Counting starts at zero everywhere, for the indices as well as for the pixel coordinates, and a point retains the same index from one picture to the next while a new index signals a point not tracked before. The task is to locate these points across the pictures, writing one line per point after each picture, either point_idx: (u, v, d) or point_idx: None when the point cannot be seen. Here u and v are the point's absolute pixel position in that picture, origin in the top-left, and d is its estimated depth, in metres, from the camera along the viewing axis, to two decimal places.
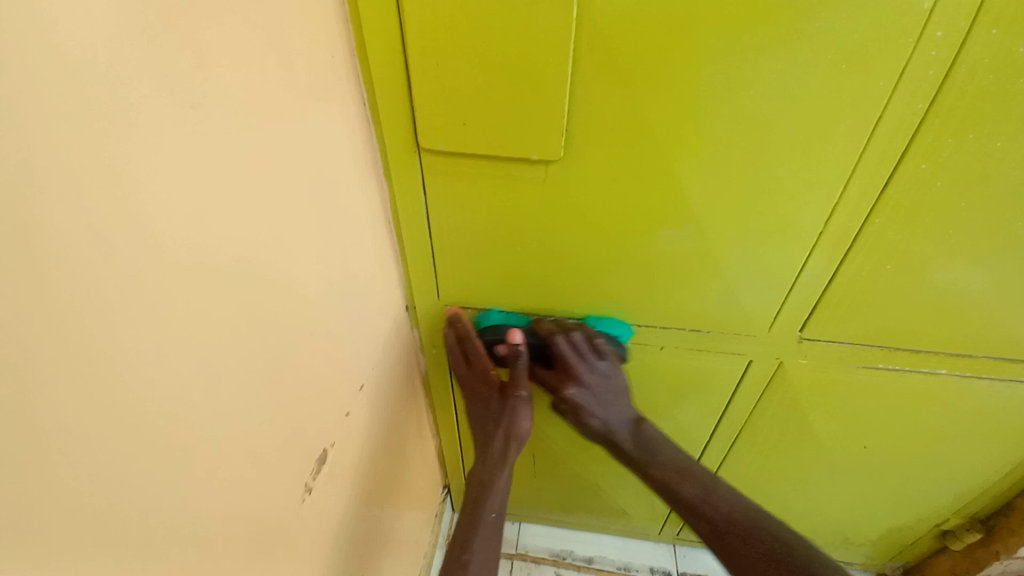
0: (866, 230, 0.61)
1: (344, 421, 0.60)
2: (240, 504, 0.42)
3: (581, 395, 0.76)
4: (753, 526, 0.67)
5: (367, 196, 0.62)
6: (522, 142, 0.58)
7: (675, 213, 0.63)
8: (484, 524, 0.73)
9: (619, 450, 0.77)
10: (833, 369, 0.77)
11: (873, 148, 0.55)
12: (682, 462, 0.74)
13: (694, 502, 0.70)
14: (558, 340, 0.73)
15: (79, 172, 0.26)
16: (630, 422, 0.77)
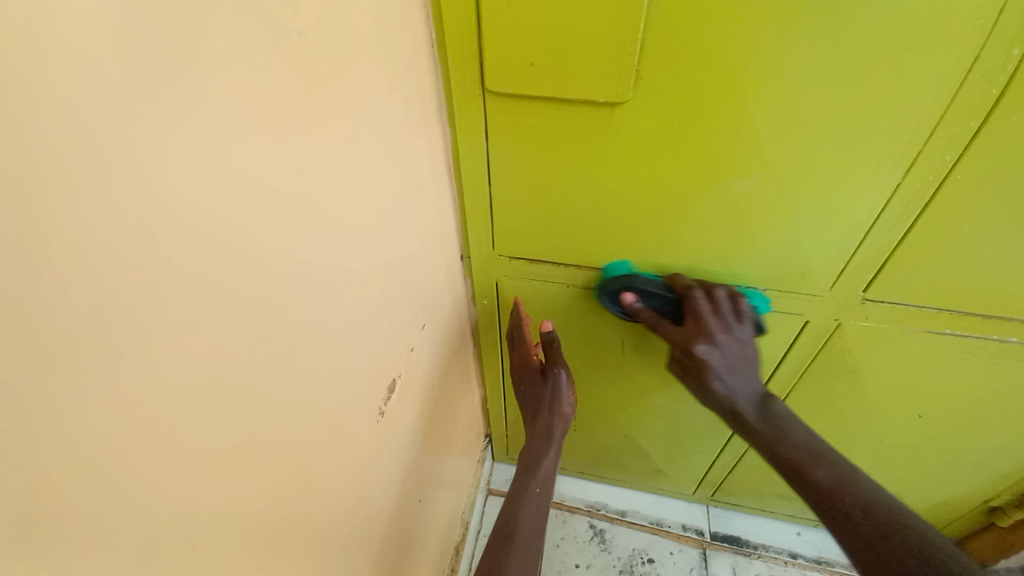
0: (945, 187, 0.57)
1: (409, 356, 0.69)
2: (310, 437, 0.46)
3: (716, 358, 0.71)
4: (895, 522, 0.57)
5: (430, 145, 0.62)
6: (590, 86, 0.55)
7: (744, 161, 0.59)
8: (527, 499, 0.82)
9: (739, 421, 0.72)
10: (894, 333, 0.74)
11: (967, 94, 0.51)
12: (818, 447, 0.67)
13: (830, 491, 0.62)
14: (697, 293, 0.69)
15: (187, 122, 0.28)
16: (757, 396, 0.73)
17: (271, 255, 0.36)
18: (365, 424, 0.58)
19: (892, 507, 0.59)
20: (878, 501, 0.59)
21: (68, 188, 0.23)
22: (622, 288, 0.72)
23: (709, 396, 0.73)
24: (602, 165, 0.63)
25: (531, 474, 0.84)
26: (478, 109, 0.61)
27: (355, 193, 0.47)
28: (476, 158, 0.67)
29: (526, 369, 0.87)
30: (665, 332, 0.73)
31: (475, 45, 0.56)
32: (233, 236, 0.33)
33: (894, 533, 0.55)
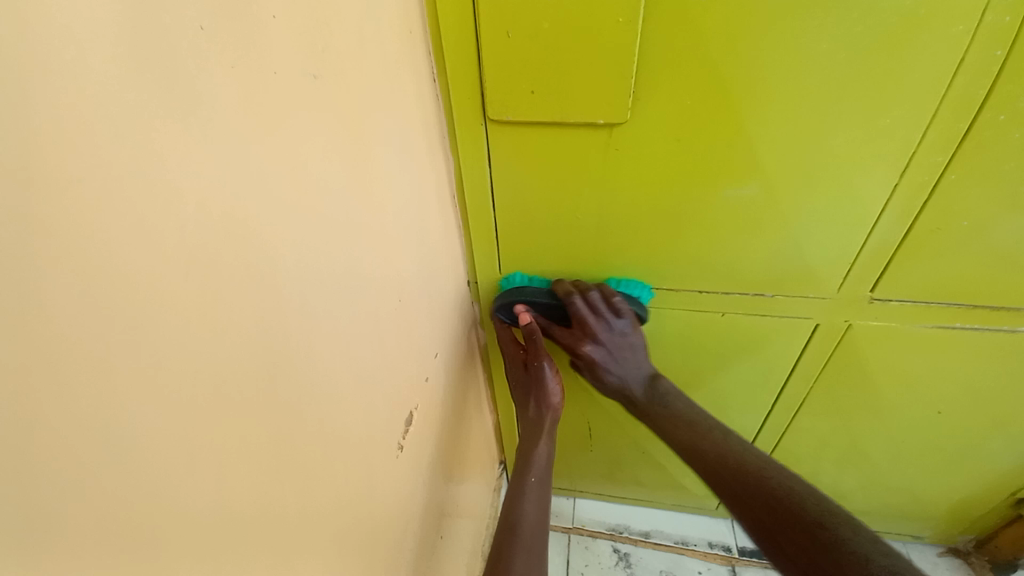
0: (940, 185, 0.59)
1: (424, 385, 0.69)
2: (335, 477, 0.46)
3: (598, 353, 0.74)
4: (760, 476, 0.63)
5: (435, 173, 0.64)
6: (589, 108, 0.57)
7: (744, 168, 0.60)
8: (524, 490, 0.78)
9: (634, 406, 0.77)
10: (905, 331, 0.74)
11: (953, 96, 0.52)
12: (693, 415, 0.73)
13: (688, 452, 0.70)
14: (575, 300, 0.71)
15: (217, 171, 0.29)
16: (646, 377, 0.76)
17: (297, 292, 0.37)
18: (385, 456, 0.57)
19: (766, 464, 0.65)
20: (750, 460, 0.65)
21: (119, 231, 0.23)
22: (515, 301, 0.75)
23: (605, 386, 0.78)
24: (602, 179, 0.64)
25: (527, 465, 0.80)
26: (480, 138, 0.63)
27: (367, 225, 0.48)
28: (480, 185, 0.68)
29: (514, 366, 0.83)
30: (555, 335, 0.77)
31: (475, 77, 0.58)
32: (261, 272, 0.33)
33: (762, 485, 0.62)
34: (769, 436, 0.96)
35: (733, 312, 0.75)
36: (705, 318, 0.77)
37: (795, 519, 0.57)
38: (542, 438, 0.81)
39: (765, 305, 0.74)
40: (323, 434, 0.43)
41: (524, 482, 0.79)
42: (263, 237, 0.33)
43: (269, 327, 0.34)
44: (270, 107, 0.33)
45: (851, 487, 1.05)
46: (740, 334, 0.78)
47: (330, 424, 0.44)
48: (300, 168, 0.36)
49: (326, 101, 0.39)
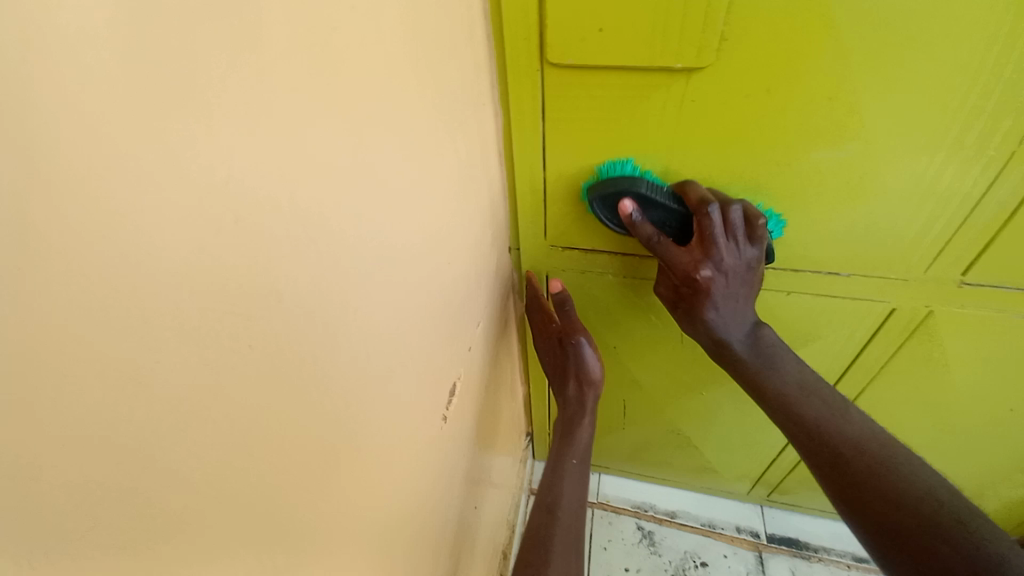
0: None
1: (467, 355, 0.66)
2: (376, 448, 0.43)
3: (719, 285, 0.61)
4: (887, 460, 0.57)
5: (484, 127, 0.58)
6: (663, 51, 0.49)
7: (840, 127, 0.52)
8: (566, 471, 0.74)
9: (726, 356, 0.67)
10: (992, 319, 0.66)
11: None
12: (806, 380, 0.64)
13: (817, 429, 0.61)
14: (711, 211, 0.56)
15: (259, 95, 0.24)
16: (750, 329, 0.66)
17: (344, 249, 0.33)
18: (425, 429, 0.54)
19: (895, 448, 0.58)
20: (868, 440, 0.59)
21: (154, 166, 0.19)
22: (620, 193, 0.58)
23: (694, 326, 0.66)
24: (671, 137, 0.56)
25: (568, 446, 0.76)
26: (534, 86, 0.56)
27: (414, 178, 0.43)
28: (530, 141, 0.62)
29: (545, 337, 0.80)
30: (665, 252, 0.61)
31: (533, 14, 0.51)
32: (309, 225, 0.29)
33: (884, 473, 0.56)
34: None
35: (799, 292, 0.69)
36: (766, 296, 0.71)
37: (924, 512, 0.52)
38: (585, 419, 0.77)
39: (838, 285, 0.67)
40: (370, 407, 0.40)
41: (566, 461, 0.75)
42: (310, 183, 0.28)
43: (318, 288, 0.30)
44: (316, 22, 0.27)
45: None
46: (804, 314, 0.72)
47: (377, 395, 0.41)
48: (345, 103, 0.31)
49: (374, 25, 0.33)
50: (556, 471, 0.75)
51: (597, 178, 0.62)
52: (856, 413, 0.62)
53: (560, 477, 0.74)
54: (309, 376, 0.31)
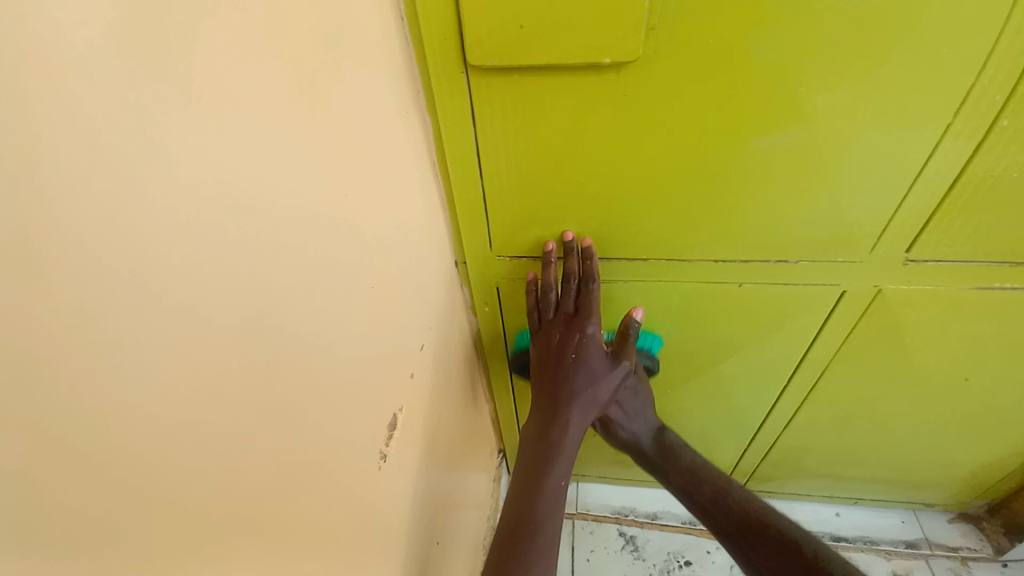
0: (993, 132, 0.50)
1: (409, 382, 0.60)
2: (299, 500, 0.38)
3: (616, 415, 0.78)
4: (760, 522, 0.66)
5: (412, 136, 0.54)
6: (588, 44, 0.46)
7: (777, 113, 0.51)
8: (551, 486, 0.69)
9: (643, 458, 0.80)
10: (941, 295, 0.67)
11: (1018, 22, 0.44)
12: (701, 464, 0.75)
13: (706, 499, 0.71)
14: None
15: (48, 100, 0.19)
16: (653, 429, 0.80)
17: (222, 281, 0.28)
18: (366, 469, 0.49)
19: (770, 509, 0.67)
20: (750, 505, 0.68)
21: None
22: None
23: (617, 439, 0.81)
24: (613, 135, 0.54)
25: (552, 460, 0.71)
26: (460, 90, 0.53)
27: (329, 197, 0.38)
28: (462, 148, 0.58)
29: (574, 332, 0.68)
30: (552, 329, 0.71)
31: (450, 13, 0.47)
32: (163, 255, 0.24)
33: (762, 523, 0.65)
34: (784, 410, 0.91)
35: (752, 282, 0.68)
36: (721, 289, 0.69)
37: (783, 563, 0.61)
38: (573, 431, 0.72)
39: (788, 272, 0.66)
40: (278, 455, 0.34)
41: (552, 480, 0.69)
42: (155, 210, 0.23)
43: (181, 331, 0.25)
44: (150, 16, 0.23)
45: (866, 456, 1.02)
46: (760, 303, 0.71)
47: (293, 439, 0.36)
48: (211, 115, 0.26)
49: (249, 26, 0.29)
50: (537, 486, 0.69)
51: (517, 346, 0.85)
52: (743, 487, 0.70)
53: (549, 497, 0.68)
54: (182, 435, 0.26)
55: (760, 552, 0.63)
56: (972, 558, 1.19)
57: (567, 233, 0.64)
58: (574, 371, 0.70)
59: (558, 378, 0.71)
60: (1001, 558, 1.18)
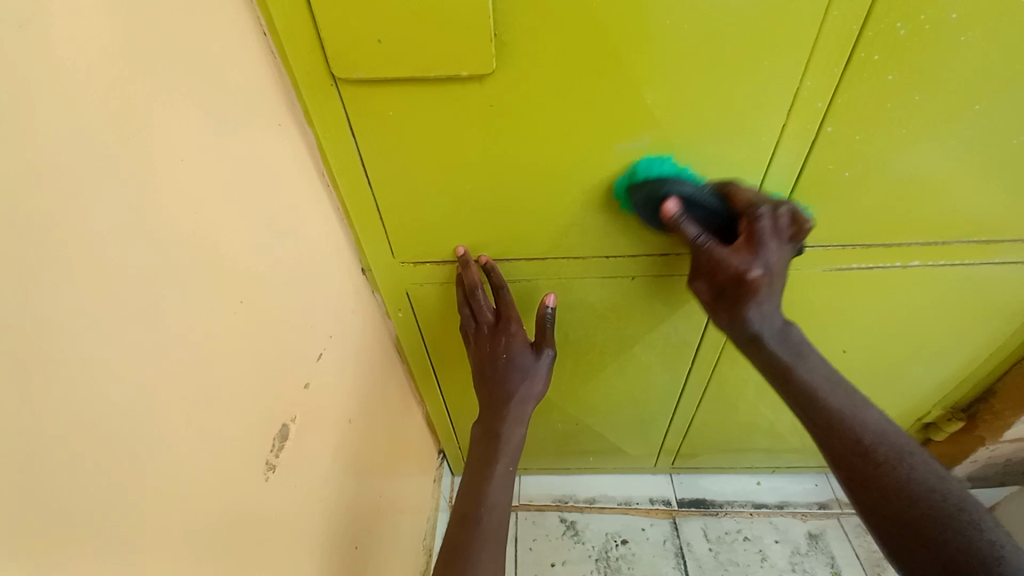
0: (821, 136, 0.57)
1: (304, 395, 0.59)
2: (160, 515, 0.38)
3: (767, 304, 0.61)
4: (894, 462, 0.58)
5: (287, 147, 0.54)
6: (442, 58, 0.48)
7: (632, 118, 0.54)
8: (496, 478, 0.73)
9: (761, 350, 0.64)
10: (808, 278, 0.74)
11: (826, 36, 0.49)
12: (832, 376, 0.64)
13: (837, 418, 0.61)
14: (762, 212, 0.56)
15: None
16: (780, 328, 0.64)
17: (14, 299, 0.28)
18: (254, 481, 0.49)
19: (894, 443, 0.59)
20: (881, 441, 0.60)
21: None
22: (664, 195, 0.57)
23: (738, 321, 0.63)
24: (485, 141, 0.56)
25: (496, 454, 0.74)
26: (332, 103, 0.54)
27: (167, 214, 0.38)
28: (345, 157, 0.59)
29: (498, 336, 0.71)
30: (475, 339, 0.73)
31: (309, 26, 0.48)
32: None
33: (893, 465, 0.58)
34: (695, 388, 0.99)
35: (643, 274, 0.73)
36: (615, 282, 0.74)
37: (919, 521, 0.54)
38: (517, 425, 0.75)
39: (671, 262, 0.72)
40: (127, 475, 0.35)
41: (497, 475, 0.73)
42: None
43: None
44: None
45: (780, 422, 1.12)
46: (652, 291, 0.77)
47: (142, 452, 0.36)
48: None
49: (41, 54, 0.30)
50: (483, 480, 0.73)
51: (634, 175, 0.59)
52: (877, 413, 0.62)
53: (494, 488, 0.72)
54: None
55: (884, 486, 0.57)
56: None
57: (459, 249, 0.68)
58: (506, 371, 0.72)
59: (491, 381, 0.74)
60: None
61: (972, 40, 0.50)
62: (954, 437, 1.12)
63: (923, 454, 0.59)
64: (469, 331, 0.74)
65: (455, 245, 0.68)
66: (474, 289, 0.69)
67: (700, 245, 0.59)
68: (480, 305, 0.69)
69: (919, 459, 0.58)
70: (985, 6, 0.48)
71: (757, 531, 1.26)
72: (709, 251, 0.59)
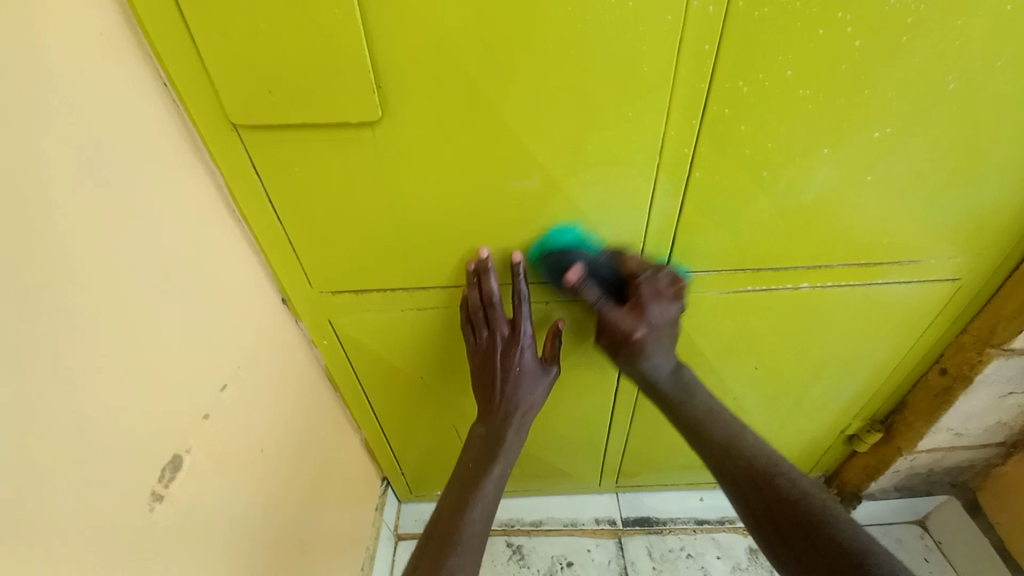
0: (692, 179, 0.62)
1: (202, 427, 0.58)
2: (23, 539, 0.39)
3: (647, 338, 0.73)
4: (772, 477, 0.70)
5: (190, 187, 0.56)
6: (331, 106, 0.52)
7: (518, 159, 0.59)
8: (491, 480, 0.76)
9: (654, 391, 0.78)
10: (708, 298, 0.79)
11: (680, 91, 0.55)
12: (713, 408, 0.77)
13: (724, 446, 0.74)
14: (643, 280, 0.68)
15: None
16: (672, 368, 0.77)
17: None
18: (133, 513, 0.49)
19: (766, 462, 0.72)
20: (757, 458, 0.72)
21: None
22: (567, 264, 0.68)
23: (634, 371, 0.77)
24: (385, 180, 0.60)
25: (492, 459, 0.77)
26: (234, 145, 0.57)
27: (34, 256, 0.40)
28: (253, 196, 0.62)
29: (510, 346, 0.73)
30: (486, 345, 0.74)
31: (205, 78, 0.52)
32: None
33: (772, 484, 0.70)
34: (624, 406, 1.03)
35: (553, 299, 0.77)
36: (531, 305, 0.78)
37: (805, 533, 0.65)
38: (514, 434, 0.78)
39: (580, 289, 0.75)
40: None
41: (484, 493, 0.75)
42: None
43: None
44: None
45: None
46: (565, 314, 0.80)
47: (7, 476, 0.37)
48: None
49: None
50: (474, 480, 0.76)
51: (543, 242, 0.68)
52: (750, 437, 0.75)
53: (487, 487, 0.75)
54: None
55: (774, 511, 0.68)
56: None
57: (481, 250, 0.67)
58: (515, 379, 0.76)
59: (497, 385, 0.76)
60: None
61: (810, 96, 0.57)
62: (875, 447, 1.18)
63: (790, 463, 0.72)
64: (478, 338, 0.74)
65: (478, 247, 0.68)
66: (489, 299, 0.69)
67: (596, 307, 0.73)
68: (499, 316, 0.71)
69: (790, 467, 0.72)
70: (814, 66, 0.55)
71: (699, 548, 1.28)
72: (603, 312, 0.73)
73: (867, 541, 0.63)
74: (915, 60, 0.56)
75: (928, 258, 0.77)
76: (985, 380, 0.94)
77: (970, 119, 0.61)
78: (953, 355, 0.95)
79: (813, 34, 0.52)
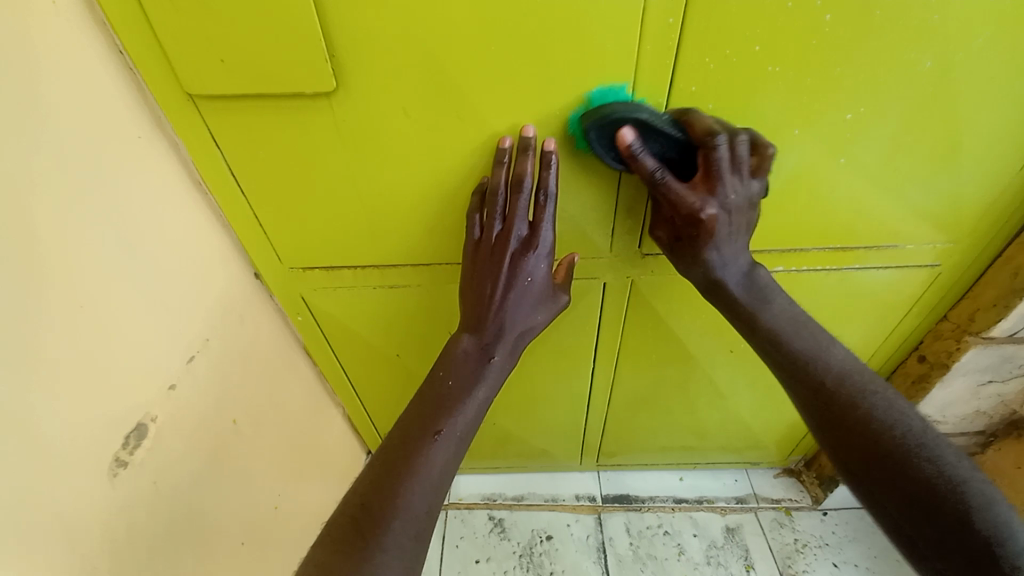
0: None
1: (168, 397, 0.59)
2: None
3: (721, 219, 0.58)
4: (861, 402, 0.58)
5: (148, 157, 0.56)
6: (286, 76, 0.52)
7: (480, 135, 0.58)
8: (451, 430, 0.60)
9: (722, 295, 0.64)
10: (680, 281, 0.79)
11: (643, 67, 0.54)
12: (797, 317, 0.63)
13: (804, 360, 0.61)
14: (721, 141, 0.53)
15: None
16: (746, 269, 0.63)
17: None
18: (96, 478, 0.50)
19: (855, 384, 0.59)
20: (845, 376, 0.60)
21: None
22: (616, 123, 0.54)
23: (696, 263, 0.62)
24: (347, 152, 0.59)
25: (454, 406, 0.61)
26: (193, 117, 0.57)
27: None
28: (216, 169, 0.62)
29: (522, 252, 0.60)
30: (494, 244, 0.60)
31: (159, 48, 0.52)
32: None
33: (859, 410, 0.58)
34: (601, 387, 1.04)
35: None
36: None
37: (891, 475, 0.54)
38: (484, 382, 0.63)
39: None
40: None
41: (454, 429, 0.60)
42: None
43: None
44: None
45: (698, 421, 1.16)
46: None
47: None
48: None
49: None
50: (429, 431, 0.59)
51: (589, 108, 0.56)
52: (840, 347, 0.62)
53: (443, 446, 0.59)
54: None
55: (858, 440, 0.57)
56: (794, 507, 1.32)
57: (526, 129, 0.57)
58: (514, 295, 0.62)
59: (487, 304, 0.62)
60: (818, 505, 1.32)
61: (780, 74, 0.55)
62: None
63: (881, 386, 0.59)
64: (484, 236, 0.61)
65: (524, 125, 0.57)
66: (516, 184, 0.58)
67: (656, 180, 0.56)
68: (517, 207, 0.58)
69: (886, 394, 0.58)
70: (782, 44, 0.53)
71: (677, 526, 1.30)
72: (666, 187, 0.56)
73: (978, 491, 0.51)
74: (888, 39, 0.54)
75: (905, 243, 0.76)
76: (963, 368, 0.93)
77: (947, 101, 0.59)
78: (931, 343, 0.95)
79: (779, 10, 0.51)
